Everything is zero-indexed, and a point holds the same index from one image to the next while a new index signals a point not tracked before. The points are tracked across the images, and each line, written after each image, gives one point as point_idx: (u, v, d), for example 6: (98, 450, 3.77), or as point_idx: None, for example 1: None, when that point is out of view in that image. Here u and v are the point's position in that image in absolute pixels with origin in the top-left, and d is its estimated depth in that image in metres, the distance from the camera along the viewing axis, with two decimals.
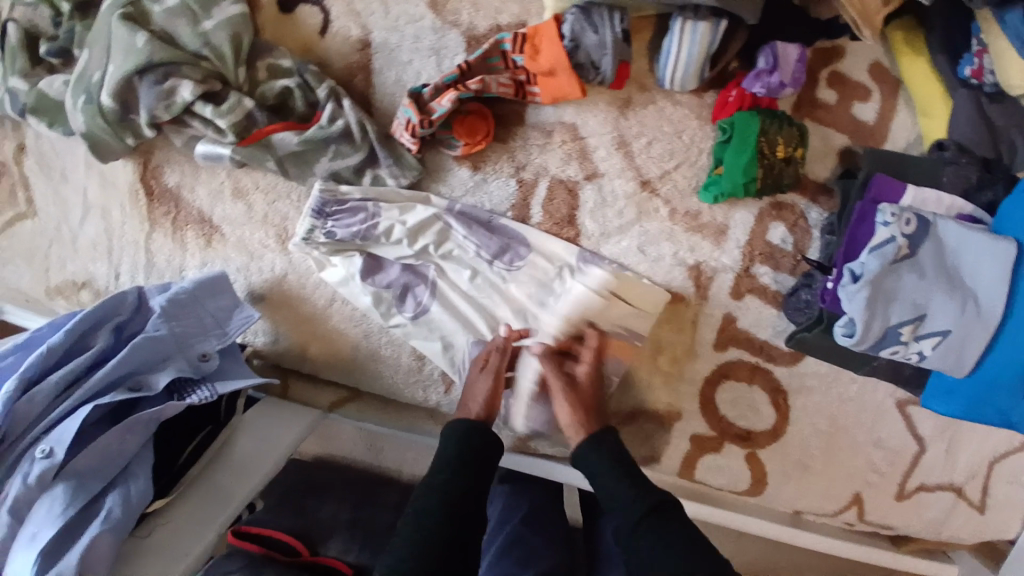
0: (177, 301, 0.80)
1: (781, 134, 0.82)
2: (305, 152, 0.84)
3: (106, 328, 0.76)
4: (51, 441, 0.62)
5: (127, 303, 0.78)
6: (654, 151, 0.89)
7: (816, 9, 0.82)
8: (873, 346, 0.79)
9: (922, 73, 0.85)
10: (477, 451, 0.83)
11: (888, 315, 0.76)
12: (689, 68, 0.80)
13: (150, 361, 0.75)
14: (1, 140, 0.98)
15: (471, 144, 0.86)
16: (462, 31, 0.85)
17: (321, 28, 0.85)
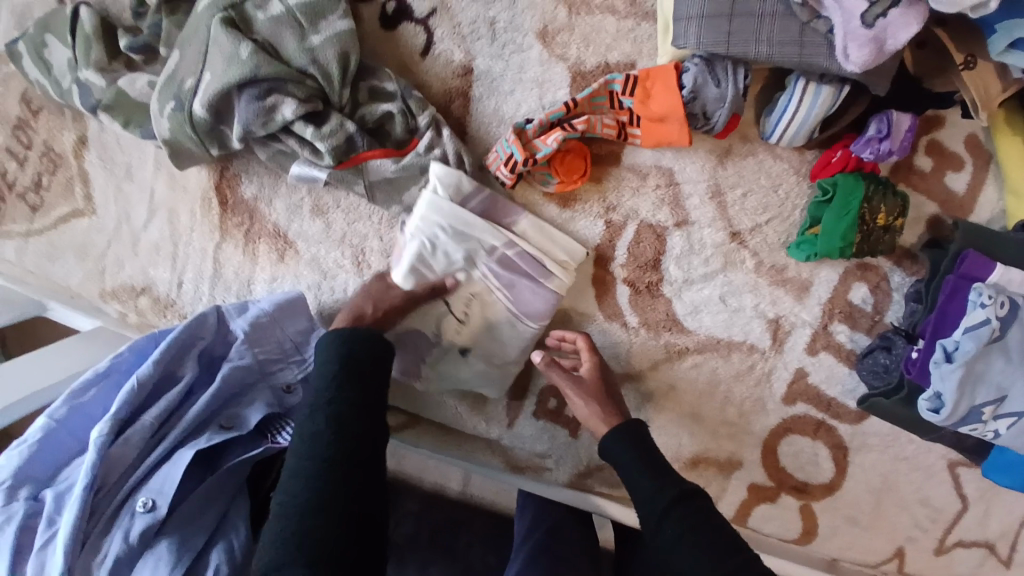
0: (259, 326, 0.77)
1: (884, 203, 0.81)
2: (397, 178, 0.81)
3: (190, 357, 0.73)
4: (149, 493, 0.64)
5: (209, 324, 0.75)
6: (748, 203, 0.88)
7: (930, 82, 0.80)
8: (955, 423, 0.80)
9: (1017, 156, 0.84)
10: (363, 361, 0.69)
11: (974, 396, 0.78)
12: (803, 128, 0.79)
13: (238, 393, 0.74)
14: (63, 132, 0.94)
15: (565, 182, 0.84)
16: (568, 65, 0.82)
17: (424, 50, 0.83)
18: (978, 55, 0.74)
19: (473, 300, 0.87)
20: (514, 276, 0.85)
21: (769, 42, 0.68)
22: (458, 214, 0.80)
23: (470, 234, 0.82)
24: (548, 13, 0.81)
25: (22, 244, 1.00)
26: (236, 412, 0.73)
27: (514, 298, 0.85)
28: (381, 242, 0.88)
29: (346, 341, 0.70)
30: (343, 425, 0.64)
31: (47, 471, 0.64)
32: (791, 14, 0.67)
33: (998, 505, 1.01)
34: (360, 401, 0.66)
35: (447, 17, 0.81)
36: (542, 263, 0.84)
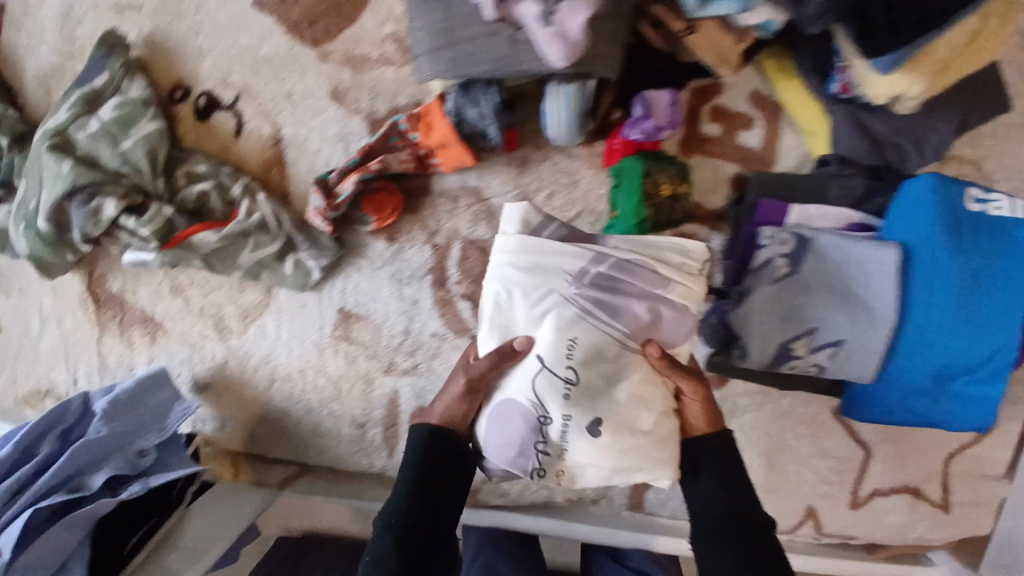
0: (117, 401, 0.86)
1: (665, 173, 0.87)
2: (224, 245, 0.90)
3: (50, 437, 0.83)
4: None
5: (73, 409, 0.85)
6: (556, 202, 0.94)
7: (684, 54, 0.85)
8: (772, 363, 0.82)
9: (798, 96, 0.88)
10: (436, 466, 0.70)
11: (777, 333, 0.80)
12: (569, 126, 0.86)
13: (93, 461, 0.82)
14: None
15: (381, 219, 0.92)
16: (363, 116, 0.92)
17: (236, 131, 0.93)
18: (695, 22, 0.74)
19: (577, 344, 0.69)
20: (620, 296, 0.72)
21: (487, 59, 0.74)
22: (529, 241, 0.73)
23: (542, 267, 0.73)
24: (336, 77, 0.91)
25: None
26: (85, 477, 0.81)
27: (614, 316, 0.71)
28: (236, 305, 0.98)
29: (421, 456, 0.71)
30: (410, 540, 0.66)
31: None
32: (497, 32, 0.73)
33: (900, 443, 1.03)
34: (434, 522, 0.68)
35: (251, 100, 0.92)
36: (654, 269, 0.72)
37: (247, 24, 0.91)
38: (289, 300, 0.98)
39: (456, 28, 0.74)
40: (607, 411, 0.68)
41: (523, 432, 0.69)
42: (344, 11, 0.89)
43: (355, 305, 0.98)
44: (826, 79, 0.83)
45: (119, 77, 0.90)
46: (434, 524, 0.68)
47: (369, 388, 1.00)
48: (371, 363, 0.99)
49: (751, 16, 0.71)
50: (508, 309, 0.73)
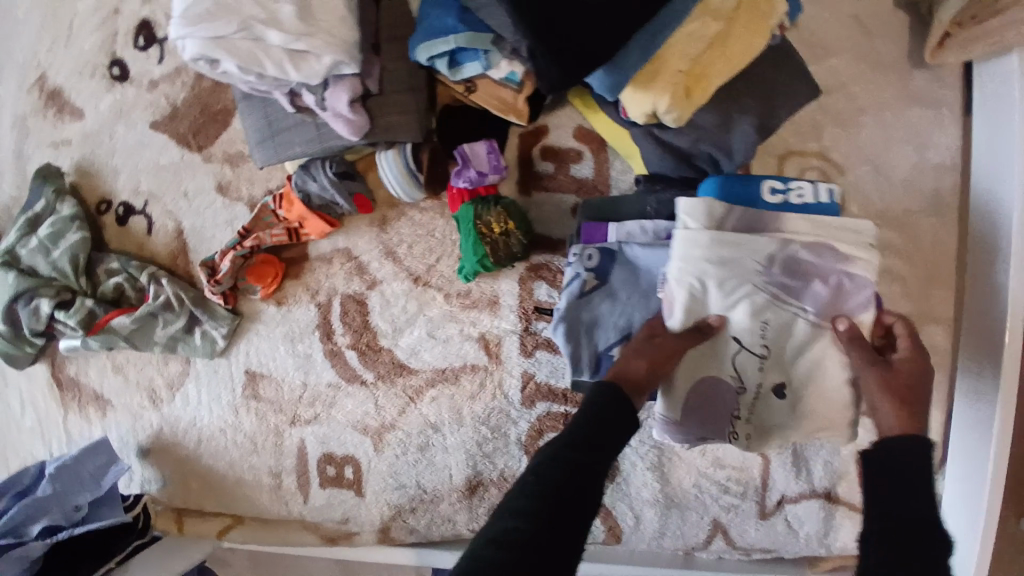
0: (61, 465, 1.02)
1: (492, 214, 0.95)
2: (137, 326, 1.06)
3: (9, 494, 1.03)
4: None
5: (35, 468, 1.05)
6: (416, 251, 1.04)
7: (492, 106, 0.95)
8: (597, 373, 0.85)
9: (606, 123, 0.95)
10: (609, 419, 0.71)
11: (593, 342, 0.84)
12: (402, 187, 0.97)
13: (39, 512, 1.00)
14: None
15: (265, 287, 1.06)
16: (246, 202, 1.08)
17: (148, 229, 1.11)
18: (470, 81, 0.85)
19: (768, 325, 0.77)
20: (808, 281, 0.76)
21: (300, 143, 0.88)
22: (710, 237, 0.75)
23: (733, 260, 0.75)
24: (220, 173, 1.08)
25: None
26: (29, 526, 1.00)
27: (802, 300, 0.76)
28: (163, 376, 1.12)
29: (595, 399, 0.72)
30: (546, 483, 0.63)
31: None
32: (304, 120, 0.88)
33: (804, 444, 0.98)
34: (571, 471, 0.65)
35: (158, 203, 1.11)
36: (835, 250, 0.76)
37: (150, 144, 1.11)
38: (205, 369, 1.11)
39: (276, 121, 0.90)
40: (800, 378, 0.79)
41: (726, 401, 0.80)
42: (219, 119, 1.07)
43: (260, 365, 1.09)
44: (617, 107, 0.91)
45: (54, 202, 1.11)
46: (596, 467, 0.66)
47: (280, 441, 1.09)
48: (279, 418, 1.09)
49: (495, 71, 0.81)
50: (699, 299, 0.77)
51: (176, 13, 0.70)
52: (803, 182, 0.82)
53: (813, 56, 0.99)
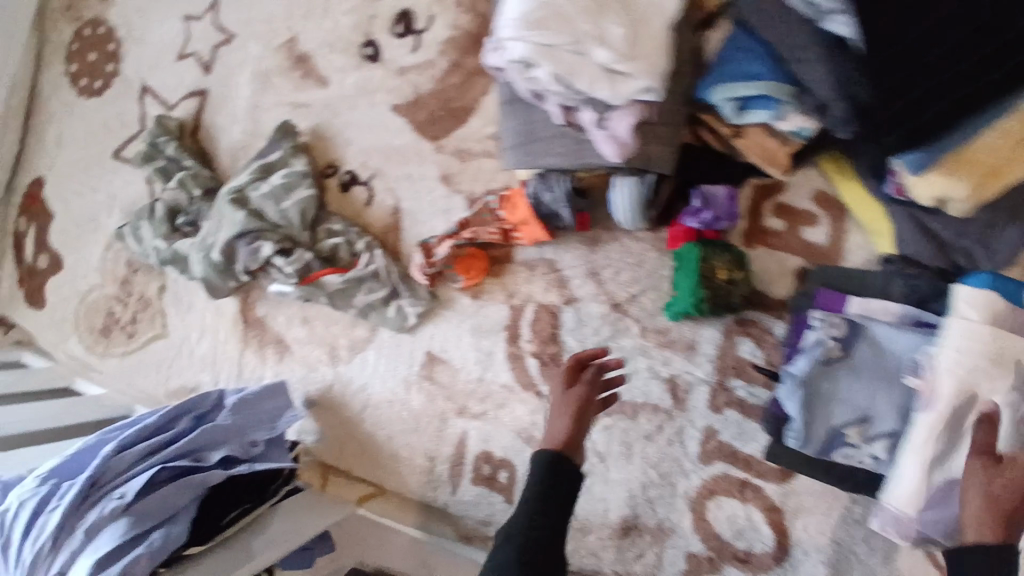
0: (246, 398, 1.06)
1: (722, 260, 0.93)
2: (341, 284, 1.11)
3: (188, 416, 1.01)
4: (126, 487, 0.84)
5: (210, 400, 1.05)
6: (622, 278, 1.04)
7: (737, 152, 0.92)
8: (823, 449, 0.84)
9: (858, 195, 0.92)
10: (560, 491, 0.69)
11: (829, 417, 0.83)
12: (631, 213, 0.97)
13: (212, 442, 0.98)
14: (150, 281, 1.30)
15: (468, 279, 1.09)
16: (465, 196, 1.12)
17: (367, 200, 1.17)
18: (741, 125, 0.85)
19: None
20: None
21: (557, 154, 0.89)
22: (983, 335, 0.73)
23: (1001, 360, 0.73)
24: (447, 164, 1.13)
25: (121, 360, 1.34)
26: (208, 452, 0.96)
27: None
28: (348, 338, 1.19)
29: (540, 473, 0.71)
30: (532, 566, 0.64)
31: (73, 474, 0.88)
32: (566, 133, 0.88)
33: None
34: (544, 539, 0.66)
35: (383, 179, 1.17)
36: None
37: (386, 122, 1.16)
38: (389, 339, 1.16)
39: (536, 129, 0.90)
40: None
41: None
42: (456, 116, 1.12)
43: (441, 350, 1.13)
44: (883, 181, 0.84)
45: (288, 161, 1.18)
46: (552, 543, 0.66)
47: (444, 426, 1.13)
48: (447, 405, 1.13)
49: (784, 122, 0.80)
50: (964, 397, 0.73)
51: (510, 15, 0.72)
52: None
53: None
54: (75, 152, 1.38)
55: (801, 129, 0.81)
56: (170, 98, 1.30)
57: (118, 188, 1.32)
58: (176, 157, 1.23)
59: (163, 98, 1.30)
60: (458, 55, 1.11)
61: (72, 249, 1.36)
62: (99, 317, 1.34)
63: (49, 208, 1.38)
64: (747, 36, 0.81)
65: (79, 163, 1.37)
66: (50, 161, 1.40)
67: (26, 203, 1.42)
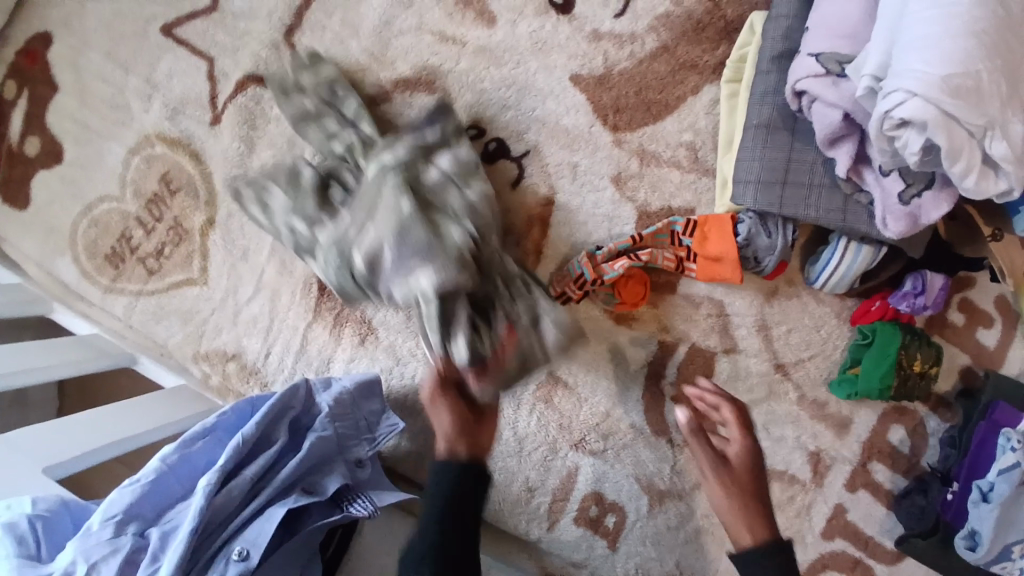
0: (341, 401, 0.84)
1: (920, 351, 0.89)
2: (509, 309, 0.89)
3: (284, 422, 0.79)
4: (244, 543, 0.66)
5: (300, 394, 0.82)
6: (792, 339, 0.95)
7: (961, 247, 0.88)
8: (989, 561, 0.88)
9: None
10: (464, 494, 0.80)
11: (1007, 535, 0.86)
12: (843, 280, 0.88)
13: (319, 463, 0.78)
14: (194, 212, 1.05)
15: (626, 303, 0.95)
16: (636, 206, 0.96)
17: (515, 181, 0.98)
18: (1004, 230, 0.80)
19: None
20: None
21: (817, 207, 0.77)
22: None
23: None
24: (623, 163, 0.96)
25: (130, 301, 1.08)
26: (317, 478, 0.75)
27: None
28: None
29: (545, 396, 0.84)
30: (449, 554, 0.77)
31: (153, 510, 0.67)
32: (836, 187, 0.77)
33: None
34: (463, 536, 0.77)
35: (538, 159, 0.97)
36: None
37: (558, 93, 0.96)
38: None
39: (793, 170, 0.78)
40: None
41: None
42: (651, 110, 0.95)
43: (566, 371, 0.99)
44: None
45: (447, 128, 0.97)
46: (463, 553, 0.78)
47: (552, 456, 0.99)
48: (562, 435, 0.98)
49: None
50: None
51: (917, 63, 0.59)
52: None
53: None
54: (111, 16, 1.08)
55: None
56: None
57: (162, 75, 1.07)
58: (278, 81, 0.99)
59: None
60: (671, 39, 0.93)
61: (86, 141, 1.09)
62: (108, 240, 1.08)
63: (56, 79, 1.10)
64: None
65: (114, 32, 1.08)
66: (68, 16, 1.09)
67: (20, 62, 1.10)
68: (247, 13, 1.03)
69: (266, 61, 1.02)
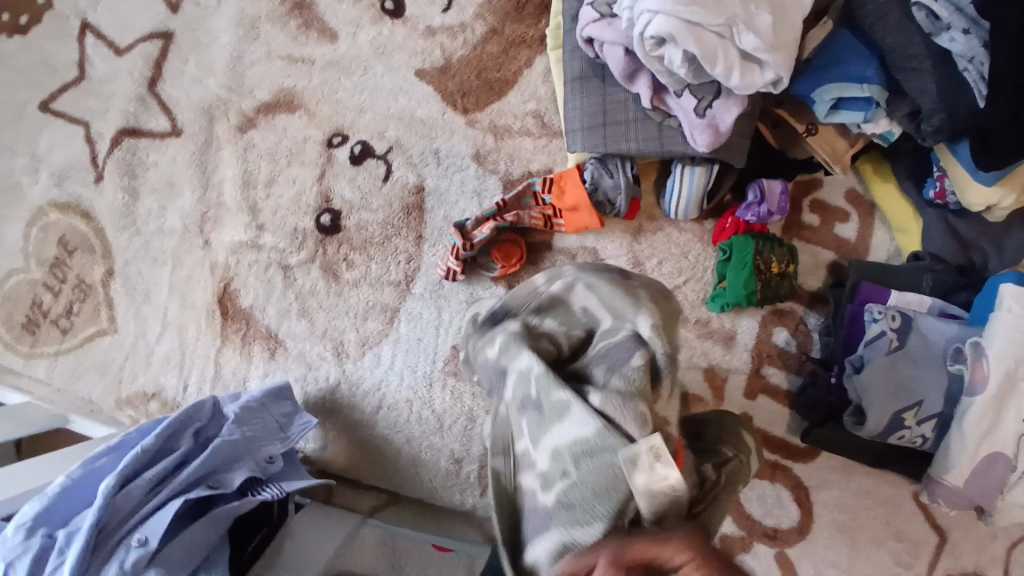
0: (248, 407, 0.88)
1: (774, 253, 0.96)
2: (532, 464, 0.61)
3: (187, 433, 0.83)
4: (145, 531, 0.70)
5: (205, 410, 0.86)
6: (665, 269, 1.02)
7: (794, 151, 0.96)
8: (882, 433, 0.86)
9: (892, 196, 0.99)
10: None
11: (893, 403, 0.84)
12: (691, 202, 0.95)
13: (226, 463, 0.82)
14: (94, 266, 1.09)
15: (506, 267, 1.01)
16: (499, 177, 1.03)
17: (384, 176, 1.04)
18: (816, 122, 0.87)
19: None
20: None
21: (636, 139, 0.85)
22: None
23: None
24: (480, 141, 1.03)
25: (51, 363, 1.11)
26: (223, 475, 0.80)
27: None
28: (357, 332, 1.05)
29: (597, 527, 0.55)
30: None
31: (62, 519, 0.71)
32: (649, 118, 0.84)
33: (967, 530, 1.00)
34: None
35: (402, 153, 1.04)
36: None
37: (408, 89, 1.04)
38: (408, 333, 1.04)
39: (611, 111, 0.86)
40: None
41: None
42: (494, 88, 1.03)
43: None
44: (922, 185, 0.95)
45: (316, 142, 1.05)
46: None
47: (471, 425, 1.02)
48: (476, 402, 1.02)
49: (871, 125, 0.81)
50: None
51: None
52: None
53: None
54: None
55: (887, 132, 0.82)
56: (121, 41, 1.09)
57: (44, 147, 1.11)
58: (163, 139, 1.07)
59: (111, 40, 1.09)
60: (498, 21, 1.02)
61: None
62: (22, 309, 1.12)
63: None
64: (852, 35, 0.80)
65: None
66: None
67: None
68: (112, 75, 1.09)
69: (135, 113, 1.08)
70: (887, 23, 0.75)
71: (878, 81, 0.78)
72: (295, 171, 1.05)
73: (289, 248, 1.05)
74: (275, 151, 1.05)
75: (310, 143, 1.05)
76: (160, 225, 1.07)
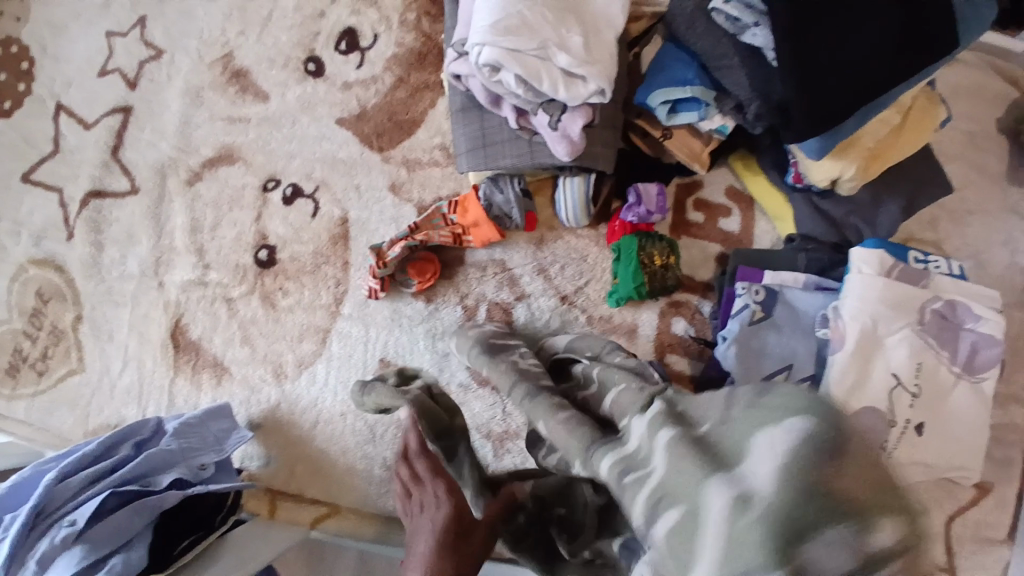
0: (187, 423, 0.98)
1: (655, 247, 1.04)
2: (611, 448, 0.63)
3: (127, 444, 0.93)
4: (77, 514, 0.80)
5: (148, 426, 0.97)
6: (567, 272, 1.12)
7: (667, 157, 1.07)
8: None
9: (764, 187, 1.07)
10: None
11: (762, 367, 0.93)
12: (576, 209, 1.05)
13: (160, 467, 0.91)
14: (65, 312, 1.22)
15: (422, 282, 1.11)
16: (413, 204, 1.15)
17: (313, 212, 1.18)
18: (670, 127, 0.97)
19: (931, 342, 0.89)
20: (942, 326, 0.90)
21: (510, 155, 0.97)
22: (885, 287, 0.89)
23: (899, 298, 0.90)
24: (395, 174, 1.17)
25: (28, 403, 1.23)
26: (156, 476, 0.90)
27: (952, 352, 0.89)
28: (294, 353, 1.15)
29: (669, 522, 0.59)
30: None
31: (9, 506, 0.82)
32: (519, 136, 0.97)
33: None
34: None
35: (328, 190, 1.18)
36: (970, 309, 0.90)
37: (330, 135, 1.19)
38: (340, 351, 1.14)
39: (489, 134, 0.99)
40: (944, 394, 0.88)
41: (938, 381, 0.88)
42: (404, 128, 1.17)
43: (395, 355, 1.12)
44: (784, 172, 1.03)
45: (253, 188, 1.19)
46: None
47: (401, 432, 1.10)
48: None
49: (707, 122, 0.92)
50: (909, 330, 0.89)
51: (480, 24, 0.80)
52: (935, 253, 1.03)
53: (958, 152, 1.08)
54: None
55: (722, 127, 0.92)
56: (89, 117, 1.27)
57: (24, 214, 1.27)
58: (124, 197, 1.23)
59: (81, 118, 1.27)
60: (403, 71, 1.18)
61: None
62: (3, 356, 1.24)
63: None
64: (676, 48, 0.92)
65: None
66: None
67: None
68: (82, 147, 1.26)
69: (100, 177, 1.24)
70: (699, 35, 0.87)
71: (700, 82, 0.90)
72: (235, 215, 1.19)
73: (232, 282, 1.18)
74: (219, 199, 1.20)
75: (248, 189, 1.19)
76: (121, 272, 1.21)
